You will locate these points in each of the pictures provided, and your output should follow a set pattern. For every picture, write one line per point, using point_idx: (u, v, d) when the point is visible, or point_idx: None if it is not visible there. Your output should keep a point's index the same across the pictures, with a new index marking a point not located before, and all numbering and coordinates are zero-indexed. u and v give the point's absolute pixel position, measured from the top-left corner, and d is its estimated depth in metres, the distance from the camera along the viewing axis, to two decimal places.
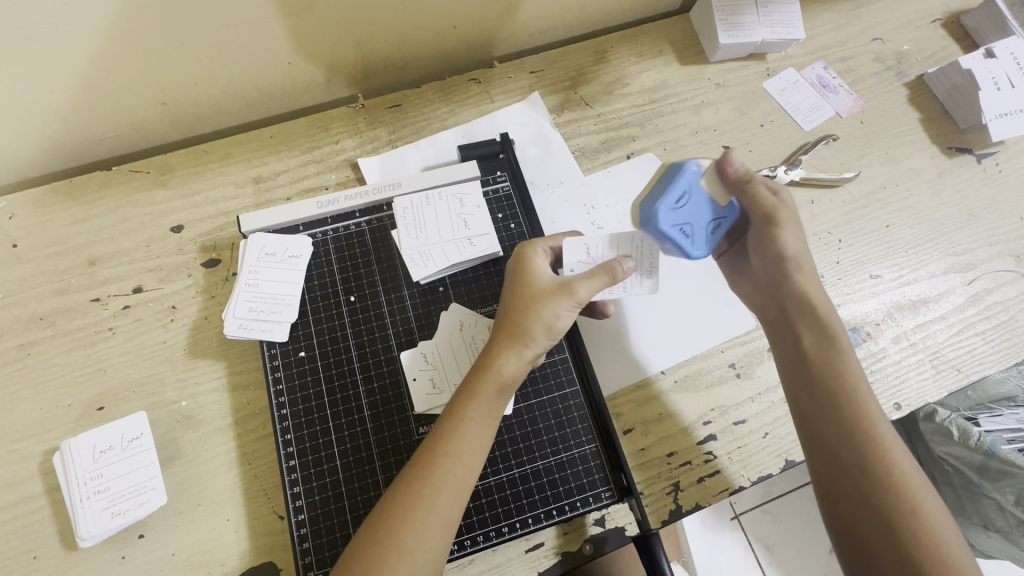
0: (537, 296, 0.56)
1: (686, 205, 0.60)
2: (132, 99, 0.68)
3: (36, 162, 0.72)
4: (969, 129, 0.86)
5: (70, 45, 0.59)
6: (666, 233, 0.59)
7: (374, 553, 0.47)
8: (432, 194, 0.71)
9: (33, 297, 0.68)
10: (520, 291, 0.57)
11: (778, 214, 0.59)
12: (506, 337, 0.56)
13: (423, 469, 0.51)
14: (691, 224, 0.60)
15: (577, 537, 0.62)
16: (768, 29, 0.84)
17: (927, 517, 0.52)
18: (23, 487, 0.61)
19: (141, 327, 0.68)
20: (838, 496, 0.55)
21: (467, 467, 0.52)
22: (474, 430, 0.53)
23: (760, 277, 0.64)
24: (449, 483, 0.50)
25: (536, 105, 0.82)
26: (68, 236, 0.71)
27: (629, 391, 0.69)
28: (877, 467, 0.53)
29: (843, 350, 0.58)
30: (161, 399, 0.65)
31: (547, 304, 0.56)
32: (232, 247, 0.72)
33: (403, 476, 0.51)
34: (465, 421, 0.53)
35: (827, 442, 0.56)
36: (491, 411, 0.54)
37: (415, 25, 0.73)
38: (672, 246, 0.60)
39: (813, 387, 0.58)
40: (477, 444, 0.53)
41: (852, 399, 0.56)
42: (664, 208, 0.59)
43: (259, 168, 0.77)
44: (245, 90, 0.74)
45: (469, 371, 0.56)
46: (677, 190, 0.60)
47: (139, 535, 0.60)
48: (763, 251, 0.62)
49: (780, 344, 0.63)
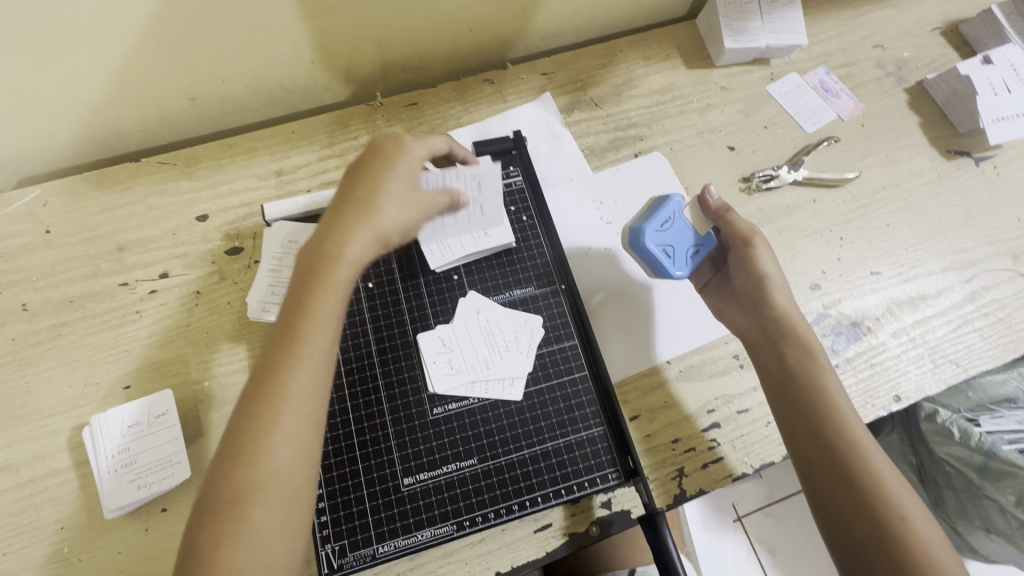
0: (393, 189, 0.58)
1: (668, 229, 0.67)
2: (163, 93, 0.72)
3: (68, 152, 0.76)
4: (967, 133, 0.89)
5: (109, 39, 0.62)
6: (649, 251, 0.65)
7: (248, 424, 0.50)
8: (449, 171, 0.64)
9: (64, 280, 0.71)
10: (372, 183, 0.58)
11: (752, 238, 0.68)
12: (360, 225, 0.56)
13: (278, 369, 0.51)
14: (673, 245, 0.67)
15: (584, 518, 0.65)
16: (772, 35, 0.87)
17: (913, 525, 0.55)
18: (52, 460, 0.64)
19: (166, 310, 0.71)
20: (834, 511, 0.57)
21: (323, 365, 0.53)
22: (324, 315, 0.53)
23: (744, 302, 0.69)
24: (301, 383, 0.51)
25: (547, 105, 0.85)
26: (98, 223, 0.74)
27: (635, 379, 0.72)
28: (864, 479, 0.57)
29: (823, 367, 0.63)
30: (185, 379, 0.68)
31: (398, 204, 0.58)
32: (254, 235, 0.75)
33: (268, 365, 0.51)
34: (312, 318, 0.53)
35: (817, 461, 0.59)
36: (336, 299, 0.54)
37: (432, 26, 0.77)
38: (654, 264, 0.67)
39: (799, 411, 0.62)
40: (329, 340, 0.53)
41: (835, 417, 0.60)
42: (650, 227, 0.66)
43: (281, 162, 0.80)
44: (269, 87, 0.77)
45: (309, 264, 0.54)
46: (664, 214, 0.67)
47: (162, 509, 0.62)
48: (743, 271, 0.69)
49: (763, 370, 0.67)
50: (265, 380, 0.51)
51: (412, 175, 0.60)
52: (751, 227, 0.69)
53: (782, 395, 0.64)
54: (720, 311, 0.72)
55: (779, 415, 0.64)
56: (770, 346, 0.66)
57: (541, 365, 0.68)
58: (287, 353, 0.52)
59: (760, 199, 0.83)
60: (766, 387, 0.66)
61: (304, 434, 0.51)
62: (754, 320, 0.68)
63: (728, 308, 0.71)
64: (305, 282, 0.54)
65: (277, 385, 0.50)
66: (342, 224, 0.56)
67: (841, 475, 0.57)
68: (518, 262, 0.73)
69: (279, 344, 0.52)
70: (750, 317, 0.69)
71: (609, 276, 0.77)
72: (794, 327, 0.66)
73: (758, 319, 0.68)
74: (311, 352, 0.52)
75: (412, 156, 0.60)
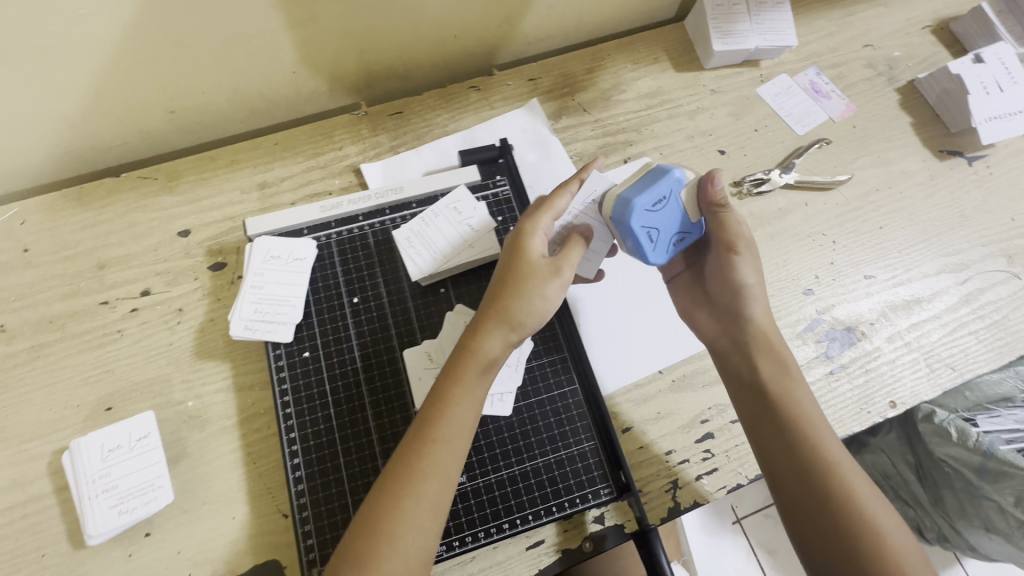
0: (539, 272, 0.58)
1: (660, 210, 0.59)
2: (142, 106, 0.70)
3: (46, 170, 0.74)
4: (960, 133, 0.88)
5: (82, 54, 0.61)
6: (632, 231, 0.58)
7: (386, 511, 0.50)
8: (425, 214, 0.72)
9: (43, 300, 0.70)
10: (512, 265, 0.59)
11: (737, 244, 0.64)
12: (497, 310, 0.56)
13: (417, 449, 0.52)
14: (660, 229, 0.60)
15: (578, 533, 0.63)
16: (761, 36, 0.86)
17: (881, 528, 0.53)
18: (31, 487, 0.62)
19: (148, 329, 0.70)
20: (801, 515, 0.56)
21: (456, 450, 0.53)
22: (468, 401, 0.54)
23: (714, 306, 0.68)
24: (438, 466, 0.52)
25: (535, 112, 0.84)
26: (77, 241, 0.73)
27: (628, 390, 0.71)
28: (833, 484, 0.55)
29: (794, 376, 0.62)
30: (168, 400, 0.66)
31: (538, 283, 0.57)
32: (237, 251, 0.74)
33: (406, 441, 0.53)
34: (452, 402, 0.54)
35: (786, 468, 0.58)
36: (478, 384, 0.55)
37: (416, 34, 0.75)
38: (633, 245, 0.60)
39: (770, 419, 0.60)
40: (466, 425, 0.54)
41: (806, 423, 0.59)
42: (641, 205, 0.58)
43: (265, 174, 0.78)
44: (251, 98, 0.76)
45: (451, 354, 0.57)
46: (659, 192, 0.59)
47: (146, 533, 0.61)
48: (719, 272, 0.66)
49: (731, 376, 0.65)
50: (405, 471, 0.51)
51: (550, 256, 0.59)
52: (740, 230, 0.64)
53: (751, 403, 0.62)
54: (691, 311, 0.71)
55: (747, 420, 0.63)
56: (737, 352, 0.65)
57: (530, 379, 0.67)
58: (428, 442, 0.53)
59: (752, 204, 0.82)
60: (736, 397, 0.64)
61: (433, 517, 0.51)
62: (723, 326, 0.67)
63: (697, 311, 0.70)
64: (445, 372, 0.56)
65: (410, 462, 0.52)
66: (485, 306, 0.58)
67: (810, 481, 0.56)
68: None
69: (420, 431, 0.53)
70: (720, 322, 0.67)
71: (600, 284, 0.76)
72: (767, 334, 0.64)
73: (727, 324, 0.66)
74: (448, 435, 0.53)
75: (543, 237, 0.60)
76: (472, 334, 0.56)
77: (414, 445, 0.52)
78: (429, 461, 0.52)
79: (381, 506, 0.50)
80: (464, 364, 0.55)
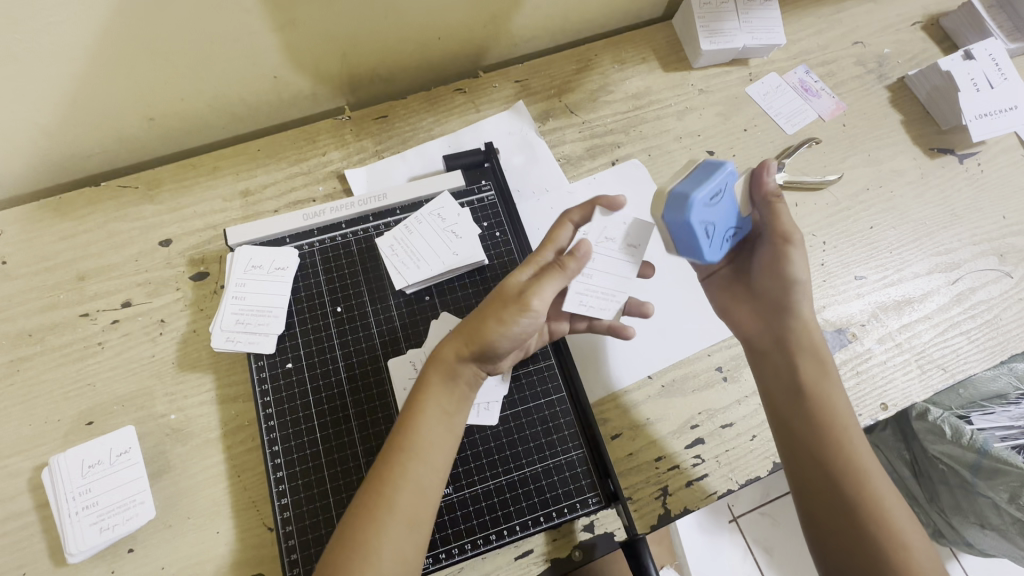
0: (507, 296, 0.54)
1: (716, 204, 0.56)
2: (119, 114, 0.68)
3: (23, 180, 0.73)
4: (950, 130, 0.87)
5: (55, 63, 0.59)
6: (693, 228, 0.54)
7: (357, 514, 0.50)
8: (408, 220, 0.72)
9: (22, 313, 0.69)
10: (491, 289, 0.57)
11: (794, 237, 0.60)
12: (466, 330, 0.54)
13: (390, 462, 0.52)
14: (715, 225, 0.57)
15: (567, 542, 0.63)
16: (749, 35, 0.85)
17: (904, 540, 0.52)
18: (12, 503, 0.61)
19: (130, 341, 0.69)
20: (823, 515, 0.55)
21: (429, 464, 0.52)
22: (438, 411, 0.54)
23: (758, 301, 0.64)
24: (410, 480, 0.51)
25: (521, 114, 0.83)
26: (57, 252, 0.72)
27: (616, 396, 0.70)
28: (858, 493, 0.54)
29: (835, 383, 0.59)
30: (150, 413, 0.66)
31: (499, 308, 0.53)
32: (220, 260, 0.73)
33: (381, 453, 0.53)
34: (421, 417, 0.53)
35: (813, 468, 0.57)
36: (446, 400, 0.55)
37: (399, 36, 0.74)
38: (691, 244, 0.56)
39: (803, 419, 0.58)
40: (439, 440, 0.54)
41: (838, 425, 0.57)
42: (699, 200, 0.54)
43: (247, 181, 0.77)
44: (232, 104, 0.74)
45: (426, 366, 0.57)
46: (715, 185, 0.55)
47: (128, 549, 0.60)
48: (768, 267, 0.62)
49: (766, 375, 0.63)
50: (378, 476, 0.52)
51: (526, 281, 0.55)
52: (793, 224, 0.61)
53: (784, 402, 0.60)
54: (732, 310, 0.67)
55: (781, 422, 0.61)
56: (777, 350, 0.62)
57: (517, 388, 0.66)
58: (399, 450, 0.52)
59: None
60: (767, 396, 0.62)
61: (403, 530, 0.50)
62: (767, 323, 0.63)
63: (737, 307, 0.66)
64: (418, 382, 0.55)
65: (383, 471, 0.52)
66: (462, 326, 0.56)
67: (837, 486, 0.55)
68: (492, 281, 0.71)
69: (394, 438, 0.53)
70: (760, 318, 0.64)
71: None
72: (810, 333, 0.61)
73: (769, 322, 0.63)
74: (418, 447, 0.52)
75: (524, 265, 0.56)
76: (438, 349, 0.56)
77: (388, 458, 0.52)
78: (399, 475, 0.51)
79: (354, 517, 0.50)
80: (429, 375, 0.55)
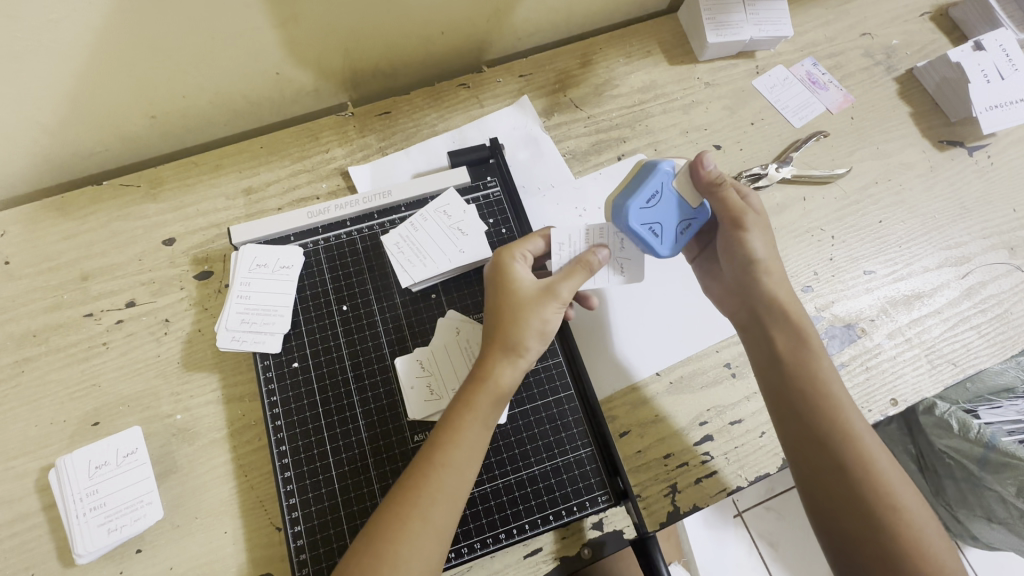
0: (530, 299, 0.56)
1: (656, 205, 0.60)
2: (121, 113, 0.68)
3: (24, 180, 0.72)
4: (960, 123, 0.86)
5: (54, 62, 0.58)
6: (633, 231, 0.59)
7: (387, 522, 0.49)
8: (414, 218, 0.71)
9: (27, 313, 0.68)
10: (500, 295, 0.57)
11: (744, 219, 0.61)
12: (500, 341, 0.55)
13: (424, 473, 0.51)
14: (662, 223, 0.60)
15: (575, 541, 0.63)
16: (756, 27, 0.84)
17: (907, 517, 0.52)
18: (19, 504, 0.61)
19: (135, 341, 0.68)
20: (817, 489, 0.55)
21: (464, 476, 0.52)
22: (480, 423, 0.53)
23: (727, 280, 0.65)
24: (443, 492, 0.51)
25: (525, 109, 0.82)
26: (60, 252, 0.71)
27: (624, 394, 0.69)
28: (860, 471, 0.53)
29: (817, 355, 0.59)
30: (156, 413, 0.65)
31: (534, 309, 0.55)
32: (224, 259, 0.73)
33: (410, 470, 0.52)
34: (462, 428, 0.53)
35: (801, 442, 0.56)
36: (489, 418, 0.54)
37: (401, 31, 0.73)
38: (638, 244, 0.60)
39: (790, 393, 0.58)
40: (473, 452, 0.53)
41: (825, 402, 0.56)
42: (636, 204, 0.59)
43: (250, 179, 0.77)
44: (234, 101, 0.73)
45: (464, 382, 0.56)
46: (650, 188, 0.60)
47: (137, 550, 0.60)
48: (730, 252, 0.63)
49: (754, 348, 0.62)
50: (410, 487, 0.51)
51: (540, 284, 0.57)
52: (743, 204, 0.61)
53: (767, 376, 0.60)
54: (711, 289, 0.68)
55: (772, 404, 0.59)
56: (755, 324, 0.62)
57: (525, 386, 0.65)
58: (434, 462, 0.52)
59: None
60: (758, 376, 0.61)
61: (431, 539, 0.50)
62: (740, 297, 0.64)
63: (713, 285, 0.68)
64: (462, 394, 0.55)
65: (419, 482, 0.51)
66: (488, 336, 0.56)
67: (834, 467, 0.54)
68: None
69: (426, 448, 0.53)
70: (732, 294, 0.65)
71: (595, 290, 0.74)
72: (785, 305, 0.60)
73: (741, 296, 0.63)
74: (457, 462, 0.52)
75: (524, 271, 0.58)
76: (487, 369, 0.55)
77: (425, 469, 0.51)
78: (437, 487, 0.51)
79: (384, 523, 0.50)
80: (476, 394, 0.54)
